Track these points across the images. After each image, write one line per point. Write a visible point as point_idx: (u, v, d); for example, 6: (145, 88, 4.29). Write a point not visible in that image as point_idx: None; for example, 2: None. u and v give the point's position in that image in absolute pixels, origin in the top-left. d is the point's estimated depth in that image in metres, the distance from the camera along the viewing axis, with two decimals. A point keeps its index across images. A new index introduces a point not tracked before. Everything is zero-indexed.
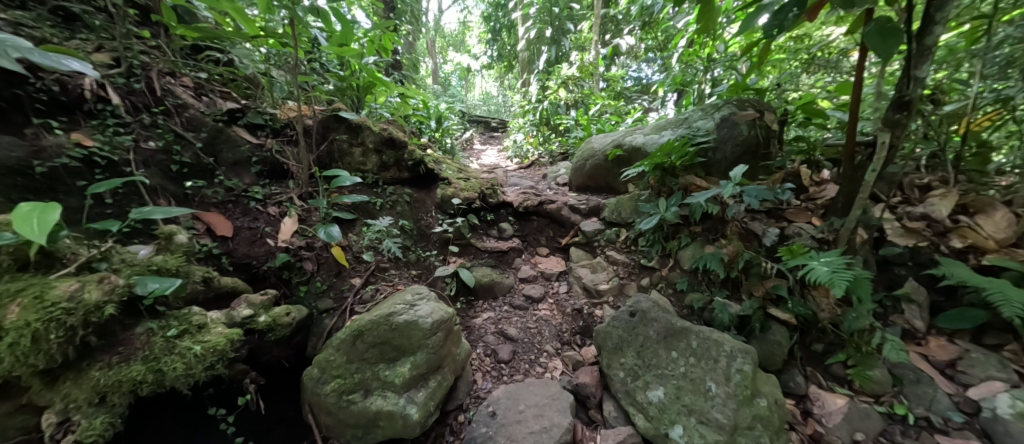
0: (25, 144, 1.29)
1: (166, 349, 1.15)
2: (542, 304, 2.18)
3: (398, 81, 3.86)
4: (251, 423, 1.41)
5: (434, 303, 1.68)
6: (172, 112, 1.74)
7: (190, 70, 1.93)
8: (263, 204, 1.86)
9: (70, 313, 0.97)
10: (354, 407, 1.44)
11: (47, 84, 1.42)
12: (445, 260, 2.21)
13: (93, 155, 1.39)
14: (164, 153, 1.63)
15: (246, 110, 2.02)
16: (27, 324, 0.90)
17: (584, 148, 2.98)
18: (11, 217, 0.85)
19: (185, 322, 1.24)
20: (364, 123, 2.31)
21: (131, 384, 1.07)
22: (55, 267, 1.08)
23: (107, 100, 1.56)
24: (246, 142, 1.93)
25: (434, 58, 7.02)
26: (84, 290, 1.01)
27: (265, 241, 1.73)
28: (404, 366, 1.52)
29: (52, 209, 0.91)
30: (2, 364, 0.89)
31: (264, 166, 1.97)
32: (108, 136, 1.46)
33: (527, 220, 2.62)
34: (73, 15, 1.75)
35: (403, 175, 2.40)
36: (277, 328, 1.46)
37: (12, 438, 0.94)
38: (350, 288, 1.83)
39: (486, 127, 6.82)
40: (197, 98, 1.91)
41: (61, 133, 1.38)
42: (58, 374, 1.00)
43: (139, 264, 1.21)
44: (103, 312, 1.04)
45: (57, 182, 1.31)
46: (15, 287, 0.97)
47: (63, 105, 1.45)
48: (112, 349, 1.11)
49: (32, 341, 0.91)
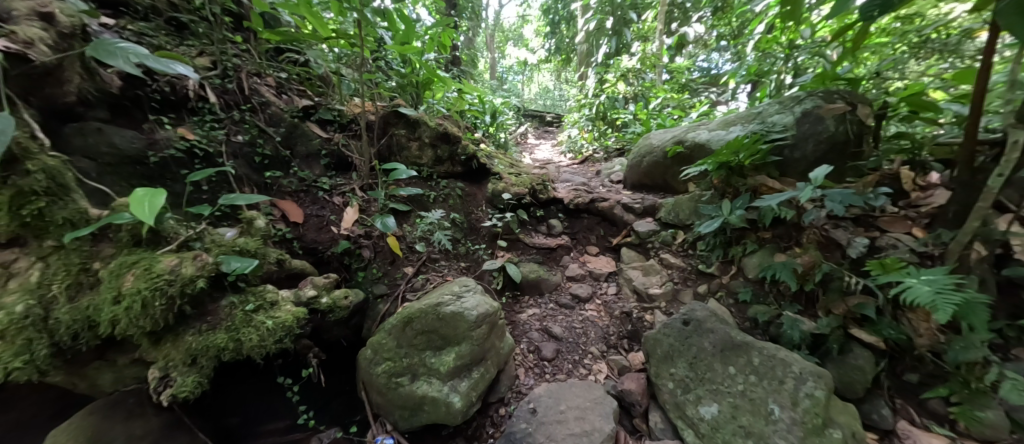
0: (143, 137, 1.51)
1: (244, 321, 1.28)
2: (589, 304, 2.13)
3: (456, 77, 3.97)
4: (313, 392, 1.56)
5: (479, 296, 1.72)
6: (257, 109, 1.93)
7: (273, 71, 2.13)
8: (330, 193, 2.00)
9: (171, 283, 1.12)
10: (402, 389, 1.53)
11: (160, 85, 1.64)
12: (493, 254, 2.23)
13: (194, 147, 1.59)
14: (250, 146, 1.82)
15: (318, 107, 2.18)
16: (139, 291, 1.08)
17: (642, 143, 2.83)
18: (128, 201, 1.00)
19: (261, 298, 1.37)
20: (422, 118, 2.39)
21: (216, 349, 1.21)
22: (161, 244, 1.25)
23: (206, 99, 1.77)
24: (318, 136, 2.08)
25: (492, 53, 7.11)
26: (181, 265, 1.16)
27: (330, 229, 1.86)
28: (449, 355, 1.57)
29: (159, 194, 1.06)
30: (119, 324, 1.08)
31: (331, 158, 2.11)
32: (206, 131, 1.66)
33: (577, 217, 2.57)
34: (183, 24, 2.01)
35: (457, 169, 2.46)
36: (337, 310, 1.57)
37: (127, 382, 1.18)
38: (403, 276, 1.92)
39: (541, 122, 6.79)
40: (277, 96, 2.10)
41: (170, 128, 1.59)
42: (160, 336, 1.19)
43: (226, 245, 1.37)
44: (195, 285, 1.18)
45: (167, 171, 1.51)
46: (132, 259, 1.15)
47: (172, 104, 1.66)
48: (202, 318, 1.27)
49: (141, 306, 1.08)
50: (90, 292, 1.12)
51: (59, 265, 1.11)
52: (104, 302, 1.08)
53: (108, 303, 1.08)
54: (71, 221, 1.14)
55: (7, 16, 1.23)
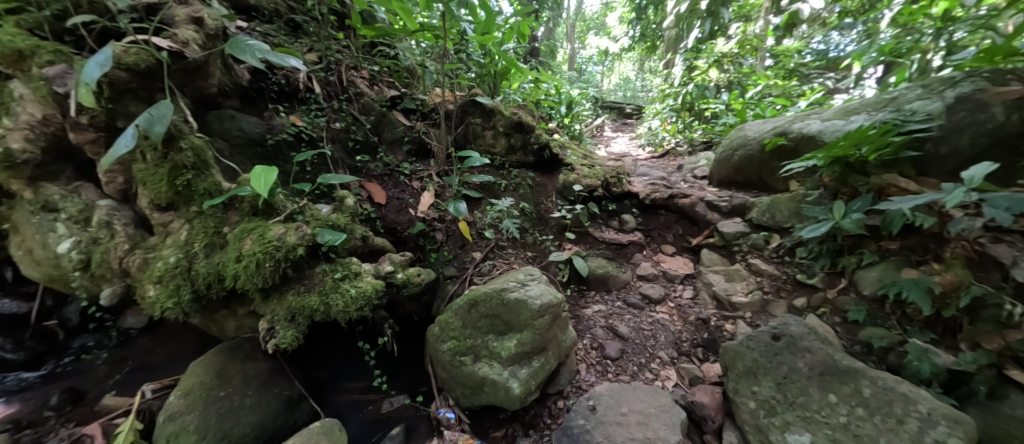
0: (263, 123, 1.75)
1: (333, 287, 1.42)
2: (660, 306, 2.00)
3: (534, 67, 3.94)
4: (386, 360, 1.73)
5: (544, 286, 1.72)
6: (353, 99, 2.12)
7: (367, 64, 2.32)
8: (409, 178, 2.12)
9: (278, 249, 1.30)
10: (464, 368, 1.59)
11: (278, 79, 1.88)
12: (560, 246, 2.20)
13: (302, 132, 1.79)
14: (345, 132, 2.00)
15: (404, 97, 2.32)
16: (256, 254, 1.27)
17: (735, 135, 2.54)
18: (251, 176, 1.17)
19: (347, 268, 1.49)
20: (497, 107, 2.41)
21: (310, 310, 1.38)
22: (273, 215, 1.43)
23: (312, 90, 1.98)
24: (402, 124, 2.22)
25: (572, 44, 6.94)
26: (286, 234, 1.33)
27: (408, 211, 1.99)
28: (510, 342, 1.59)
29: (272, 171, 1.22)
30: (240, 280, 1.29)
31: (413, 145, 2.23)
32: (311, 119, 1.87)
33: (653, 214, 2.40)
34: (298, 25, 2.27)
35: (528, 159, 2.45)
36: (410, 285, 1.65)
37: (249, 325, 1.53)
38: (471, 260, 1.98)
39: (619, 114, 6.48)
40: (370, 87, 2.29)
41: (284, 115, 1.82)
42: (270, 293, 1.39)
43: (321, 219, 1.51)
44: (296, 252, 1.33)
45: (280, 152, 1.73)
46: (250, 226, 1.35)
47: (287, 94, 1.91)
48: (300, 281, 1.43)
49: (255, 266, 1.27)
50: (220, 251, 1.34)
51: (199, 227, 1.35)
52: (230, 260, 1.30)
53: (232, 261, 1.29)
54: (209, 191, 1.37)
55: (172, 21, 1.47)
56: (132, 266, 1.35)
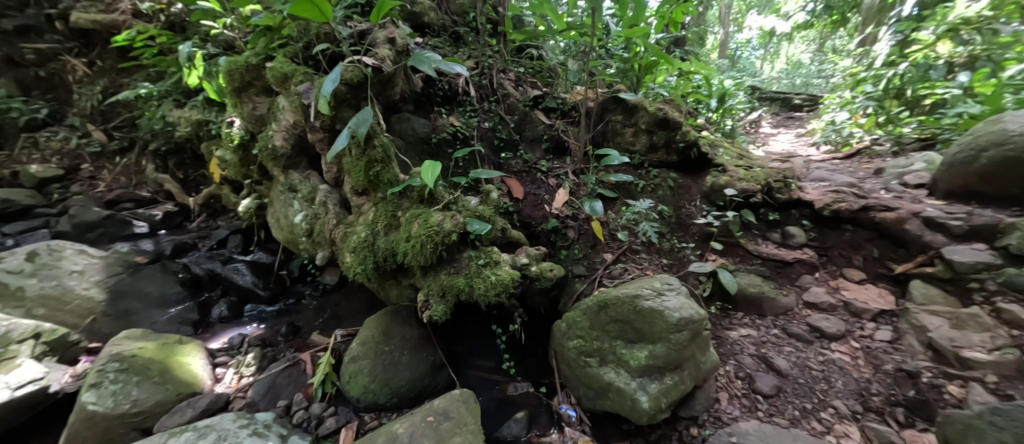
0: (430, 124, 2.01)
1: (476, 272, 1.54)
2: (839, 344, 1.63)
3: (680, 58, 3.59)
4: (515, 346, 1.85)
5: (684, 299, 1.55)
6: (501, 100, 2.26)
7: (514, 66, 2.43)
8: (546, 175, 2.15)
9: (437, 233, 1.48)
10: (589, 369, 1.57)
11: (444, 84, 2.15)
12: (703, 256, 1.97)
13: (458, 131, 2.00)
14: (492, 131, 2.15)
15: (546, 95, 2.36)
16: (421, 236, 1.48)
17: (983, 129, 1.84)
18: (423, 169, 1.40)
19: (488, 256, 1.59)
20: (641, 103, 2.24)
21: (457, 290, 1.53)
22: (434, 204, 1.60)
23: (469, 93, 2.19)
24: (542, 122, 2.26)
25: (725, 27, 6.08)
26: (444, 221, 1.50)
27: (543, 207, 2.04)
28: (641, 352, 1.50)
29: (437, 165, 1.43)
30: (409, 256, 1.52)
31: (551, 143, 2.25)
32: (467, 120, 2.06)
33: (834, 229, 1.94)
34: (459, 36, 2.55)
35: (671, 158, 2.24)
36: (543, 279, 1.67)
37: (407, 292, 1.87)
38: (602, 261, 1.93)
39: (784, 106, 5.43)
40: (516, 88, 2.38)
41: (445, 116, 2.06)
42: (427, 270, 1.59)
43: (470, 210, 1.62)
44: (450, 238, 1.49)
45: (440, 148, 1.96)
46: (418, 212, 1.56)
47: (449, 98, 2.16)
48: (449, 264, 1.58)
49: (419, 246, 1.48)
50: (394, 231, 1.60)
51: (381, 210, 1.63)
52: (401, 239, 1.55)
53: (403, 240, 1.54)
54: (390, 181, 1.62)
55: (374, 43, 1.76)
56: (337, 236, 1.74)
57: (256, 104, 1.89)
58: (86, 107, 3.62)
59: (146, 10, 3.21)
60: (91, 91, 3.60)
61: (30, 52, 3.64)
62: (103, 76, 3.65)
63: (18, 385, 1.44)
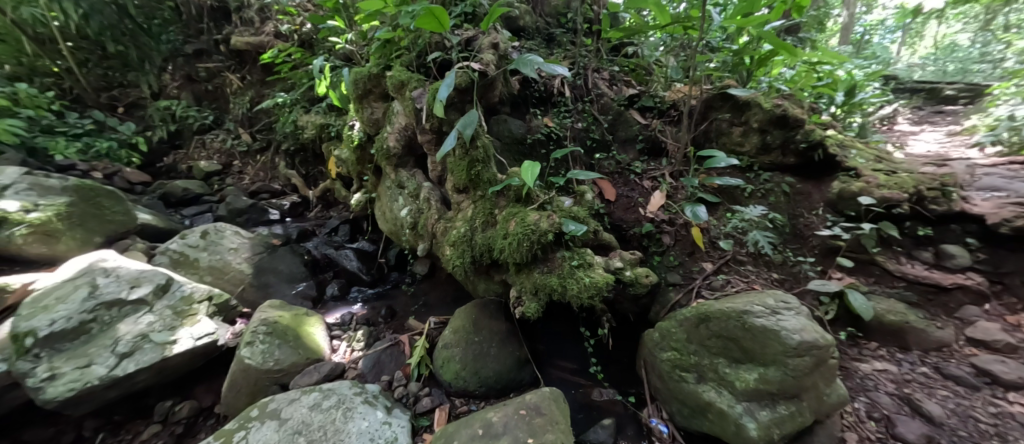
0: (525, 125, 2.06)
1: (570, 273, 1.53)
2: (1021, 396, 1.30)
3: (797, 46, 3.16)
4: (602, 350, 1.82)
5: (805, 320, 1.36)
6: (594, 100, 2.22)
7: (609, 65, 2.37)
8: (640, 177, 2.06)
9: (534, 233, 1.51)
10: (686, 385, 1.48)
11: (540, 86, 2.19)
12: (824, 273, 1.72)
13: (551, 132, 2.02)
14: (585, 131, 2.13)
15: (642, 94, 2.25)
16: (520, 234, 1.53)
17: None
18: (523, 169, 1.44)
19: (582, 257, 1.57)
20: (755, 99, 2.03)
21: (550, 289, 1.54)
22: (530, 203, 1.64)
23: (564, 94, 2.20)
24: (638, 122, 2.17)
25: (851, 7, 5.21)
26: (540, 220, 1.52)
27: (637, 209, 1.96)
28: (750, 374, 1.36)
29: (536, 165, 1.47)
30: (506, 252, 1.57)
31: (646, 143, 2.14)
32: (561, 121, 2.08)
33: (1015, 252, 1.56)
34: (552, 37, 2.56)
35: (789, 161, 1.98)
36: (638, 285, 1.60)
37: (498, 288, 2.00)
38: (700, 270, 1.80)
39: (931, 98, 4.48)
40: (610, 87, 2.33)
41: (540, 118, 2.10)
42: (521, 267, 1.63)
43: (565, 210, 1.62)
44: (546, 237, 1.51)
45: (534, 149, 2.00)
46: (514, 210, 1.61)
47: (544, 100, 2.19)
48: (543, 263, 1.59)
49: (516, 243, 1.53)
50: (492, 228, 1.67)
51: (480, 207, 1.71)
52: (499, 236, 1.61)
53: (501, 237, 1.60)
54: (489, 180, 1.69)
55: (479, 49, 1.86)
56: (439, 230, 1.88)
57: (374, 109, 2.11)
58: (237, 114, 4.40)
59: (285, 31, 3.79)
60: (242, 100, 4.36)
61: (202, 71, 4.54)
62: (250, 88, 4.39)
63: (199, 338, 1.82)
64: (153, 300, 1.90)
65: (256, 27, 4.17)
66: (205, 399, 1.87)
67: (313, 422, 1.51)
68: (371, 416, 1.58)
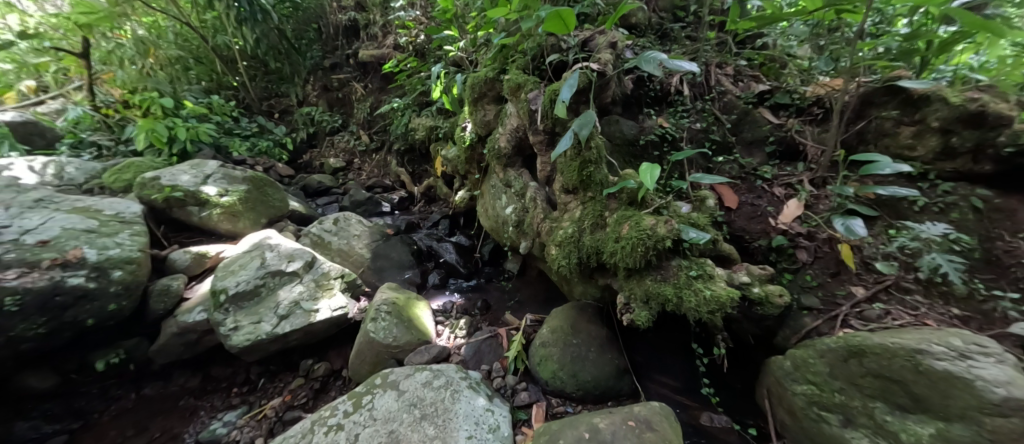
0: (638, 125, 2.01)
1: (687, 283, 1.42)
2: None
3: None
4: (715, 371, 1.67)
5: (1012, 371, 1.02)
6: (716, 98, 2.04)
7: (735, 59, 2.17)
8: (770, 183, 1.82)
9: (650, 237, 1.43)
10: (826, 427, 1.26)
11: (655, 85, 2.11)
12: None
13: (666, 133, 1.92)
14: (704, 132, 1.97)
15: (775, 90, 1.99)
16: (633, 238, 1.47)
17: None
18: (641, 170, 1.40)
19: (701, 268, 1.44)
20: (936, 92, 1.64)
21: (664, 298, 1.44)
22: (645, 207, 1.57)
23: (681, 93, 2.06)
24: (768, 121, 1.93)
25: None
26: (657, 225, 1.44)
27: (765, 219, 1.73)
28: (922, 427, 1.09)
29: (655, 168, 1.40)
30: (617, 256, 1.53)
31: (778, 146, 1.90)
32: (677, 120, 1.97)
33: None
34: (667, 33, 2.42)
35: (983, 170, 1.55)
36: (768, 305, 1.40)
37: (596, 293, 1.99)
38: (846, 296, 1.49)
39: None
40: (735, 84, 2.11)
41: (654, 118, 2.03)
42: (631, 273, 1.56)
43: (683, 216, 1.50)
44: (664, 244, 1.42)
45: (646, 151, 1.93)
46: (628, 214, 1.56)
47: (659, 99, 2.10)
48: (657, 270, 1.50)
49: (630, 248, 1.47)
50: (601, 231, 1.65)
51: (589, 209, 1.71)
52: (610, 239, 1.58)
53: (612, 240, 1.57)
54: (602, 181, 1.68)
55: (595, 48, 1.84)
56: (544, 229, 1.91)
57: (486, 111, 2.25)
58: (359, 118, 5.03)
59: (403, 43, 4.21)
60: (364, 106, 4.97)
61: (335, 81, 5.29)
62: (372, 95, 4.99)
63: (335, 309, 2.11)
64: (302, 273, 2.27)
65: (380, 40, 4.72)
66: (336, 363, 2.18)
67: (425, 398, 1.66)
68: (475, 401, 1.66)
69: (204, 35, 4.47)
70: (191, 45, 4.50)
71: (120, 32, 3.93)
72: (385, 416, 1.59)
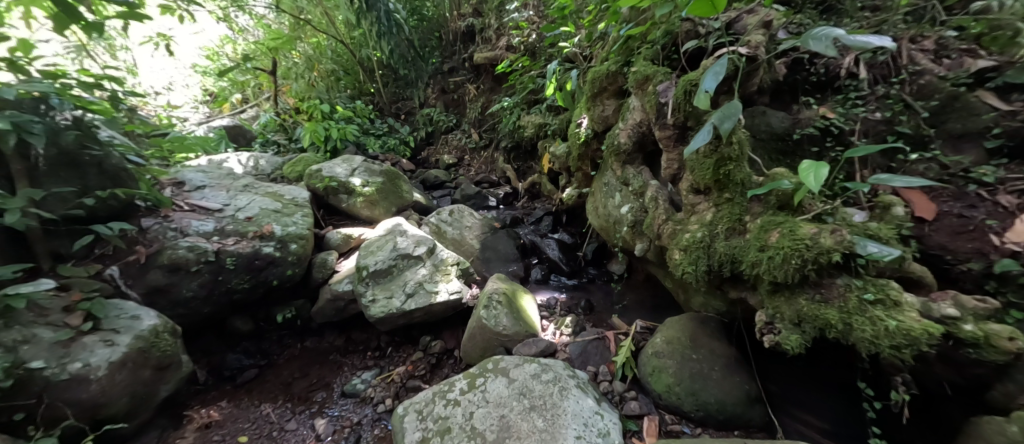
0: (790, 117, 1.76)
1: (858, 309, 1.14)
2: None
3: None
4: (887, 420, 1.31)
5: None
6: (908, 80, 1.59)
7: (939, 29, 1.69)
8: (993, 188, 1.30)
9: (809, 248, 1.20)
10: None
11: (818, 68, 1.77)
12: None
13: (831, 125, 1.61)
14: (886, 123, 1.57)
15: (1007, 66, 1.43)
16: (783, 247, 1.26)
17: None
18: (799, 172, 1.11)
19: (881, 291, 1.14)
20: None
21: (823, 323, 1.20)
22: (800, 212, 1.35)
23: (856, 76, 1.67)
24: (992, 109, 1.41)
25: None
26: (820, 235, 1.19)
27: (981, 237, 1.24)
28: None
29: (824, 166, 1.08)
30: (760, 267, 1.35)
31: (1009, 139, 1.35)
32: (847, 109, 1.61)
33: None
34: None
35: None
36: (988, 350, 1.00)
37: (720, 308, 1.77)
38: None
39: None
40: (937, 62, 1.61)
41: (814, 107, 1.72)
42: (778, 288, 1.36)
43: (858, 226, 1.22)
44: (830, 257, 1.16)
45: (800, 146, 1.70)
46: (778, 219, 1.35)
47: (822, 85, 1.77)
48: (816, 288, 1.26)
49: (780, 259, 1.27)
50: (739, 237, 1.47)
51: (725, 212, 1.54)
52: (751, 247, 1.39)
53: (754, 249, 1.38)
54: (743, 182, 1.49)
55: (745, 31, 1.66)
56: (665, 232, 1.77)
57: (605, 106, 2.25)
58: (471, 117, 5.36)
59: (516, 43, 4.35)
60: (476, 106, 5.29)
61: (452, 84, 5.75)
62: (483, 95, 5.29)
63: (452, 293, 2.30)
64: (426, 257, 2.53)
65: (493, 43, 4.96)
66: (450, 342, 2.38)
67: (534, 390, 1.69)
68: (583, 402, 1.63)
69: (353, 50, 5.26)
70: (343, 58, 5.29)
71: (296, 53, 4.86)
72: (496, 400, 1.67)
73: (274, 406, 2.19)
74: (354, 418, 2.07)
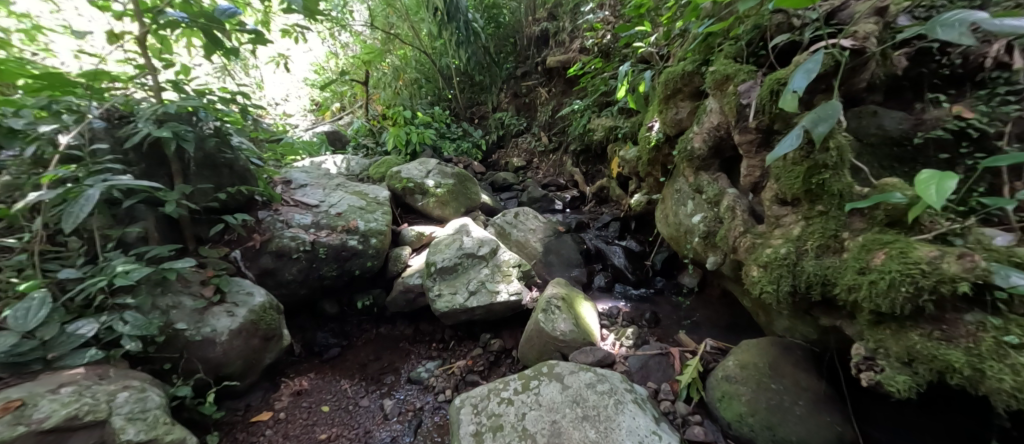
0: (911, 118, 1.49)
1: (994, 353, 0.91)
2: None
3: None
4: None
5: None
6: None
7: None
8: None
9: (925, 275, 1.00)
10: None
11: (952, 58, 1.42)
12: None
13: (968, 127, 1.31)
14: None
15: None
16: (890, 271, 1.08)
17: None
18: (914, 183, 0.93)
19: None
20: None
21: (943, 365, 1.00)
22: (916, 231, 1.14)
23: (1009, 66, 1.29)
24: None
25: None
26: (942, 260, 0.98)
27: None
28: None
29: (949, 177, 0.89)
30: (860, 293, 1.16)
31: None
32: (993, 106, 1.27)
33: None
34: None
35: None
36: None
37: (809, 336, 1.57)
38: None
39: None
40: None
41: (946, 106, 1.41)
42: (884, 320, 1.16)
43: (999, 251, 0.98)
44: (955, 287, 0.95)
45: (923, 153, 1.44)
46: (886, 238, 1.15)
47: (957, 78, 1.43)
48: (937, 323, 1.04)
49: (885, 285, 1.09)
50: (833, 256, 1.29)
51: (816, 227, 1.36)
52: (849, 269, 1.21)
53: (852, 271, 1.20)
54: (842, 193, 1.30)
55: (852, 20, 1.45)
56: (742, 246, 1.62)
57: (679, 108, 2.13)
58: (541, 120, 5.41)
59: (590, 45, 4.29)
60: (546, 109, 5.32)
61: (524, 88, 5.84)
62: (554, 99, 5.31)
63: (512, 294, 2.36)
64: (488, 258, 2.63)
65: (567, 45, 4.96)
66: (508, 342, 2.44)
67: (588, 400, 1.66)
68: (640, 419, 1.56)
69: (434, 59, 5.61)
70: (425, 67, 5.64)
71: (385, 64, 5.35)
72: (549, 404, 1.68)
73: (350, 383, 2.45)
74: (417, 403, 2.23)
